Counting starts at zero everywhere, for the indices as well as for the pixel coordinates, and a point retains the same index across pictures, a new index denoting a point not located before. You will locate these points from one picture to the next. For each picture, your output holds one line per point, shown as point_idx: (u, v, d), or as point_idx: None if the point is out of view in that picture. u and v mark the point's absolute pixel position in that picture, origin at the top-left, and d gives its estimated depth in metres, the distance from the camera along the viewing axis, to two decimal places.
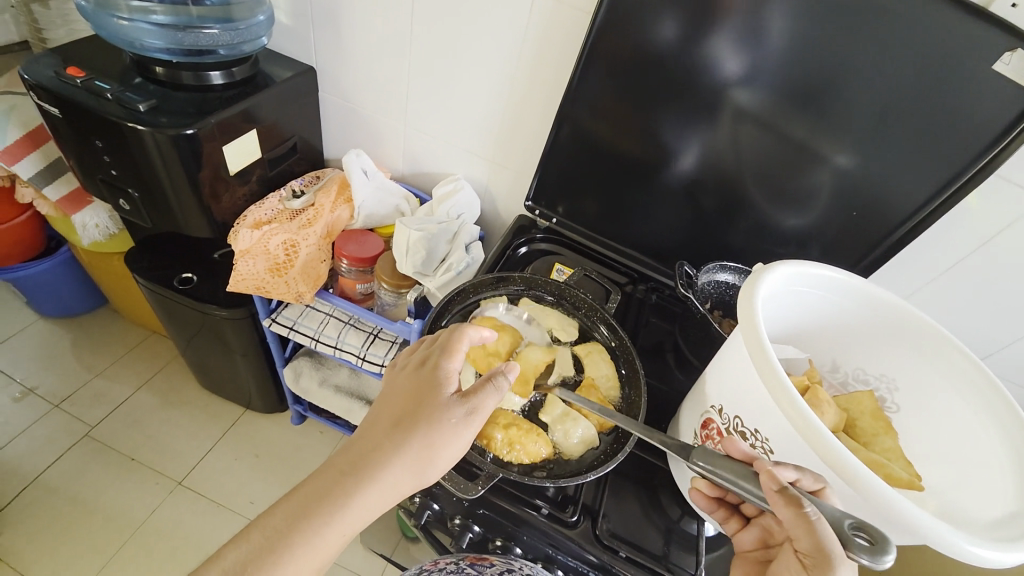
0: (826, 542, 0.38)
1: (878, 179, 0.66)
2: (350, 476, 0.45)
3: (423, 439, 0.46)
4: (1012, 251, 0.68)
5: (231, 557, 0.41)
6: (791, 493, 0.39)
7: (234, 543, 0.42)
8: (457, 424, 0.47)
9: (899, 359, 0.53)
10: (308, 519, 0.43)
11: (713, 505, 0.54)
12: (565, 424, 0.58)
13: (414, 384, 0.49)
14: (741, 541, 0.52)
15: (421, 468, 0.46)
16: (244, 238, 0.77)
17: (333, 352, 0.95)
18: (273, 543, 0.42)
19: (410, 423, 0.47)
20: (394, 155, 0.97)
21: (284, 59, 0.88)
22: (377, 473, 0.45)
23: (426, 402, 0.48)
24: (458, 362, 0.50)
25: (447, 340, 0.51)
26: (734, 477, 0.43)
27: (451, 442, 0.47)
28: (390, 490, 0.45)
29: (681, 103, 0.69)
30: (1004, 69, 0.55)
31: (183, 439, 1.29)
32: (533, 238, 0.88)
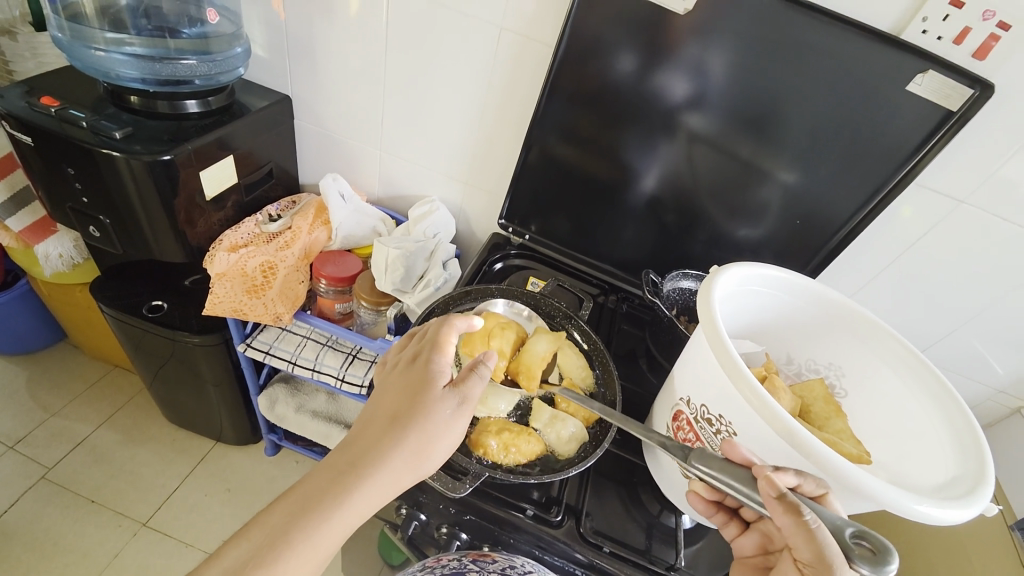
0: (826, 551, 0.40)
1: (817, 189, 0.73)
2: (350, 472, 0.45)
3: (419, 433, 0.47)
4: (935, 251, 0.76)
5: (231, 558, 0.41)
6: (790, 500, 0.41)
7: (232, 543, 0.42)
8: (451, 417, 0.48)
9: (844, 348, 0.58)
10: (308, 516, 0.43)
11: (712, 510, 0.54)
12: (555, 426, 0.60)
13: (408, 379, 0.50)
14: (741, 546, 0.53)
15: (419, 461, 0.47)
16: (221, 261, 0.77)
17: (311, 375, 0.94)
18: (273, 542, 0.42)
19: (406, 419, 0.47)
20: (370, 178, 1.00)
21: (260, 90, 0.91)
22: (375, 469, 0.45)
23: (420, 397, 0.48)
24: (447, 356, 0.52)
25: (436, 337, 0.53)
26: (733, 481, 0.44)
27: (447, 432, 0.48)
28: (389, 483, 0.46)
29: (640, 124, 0.75)
30: (917, 89, 0.63)
31: (149, 477, 1.23)
32: (508, 254, 0.92)
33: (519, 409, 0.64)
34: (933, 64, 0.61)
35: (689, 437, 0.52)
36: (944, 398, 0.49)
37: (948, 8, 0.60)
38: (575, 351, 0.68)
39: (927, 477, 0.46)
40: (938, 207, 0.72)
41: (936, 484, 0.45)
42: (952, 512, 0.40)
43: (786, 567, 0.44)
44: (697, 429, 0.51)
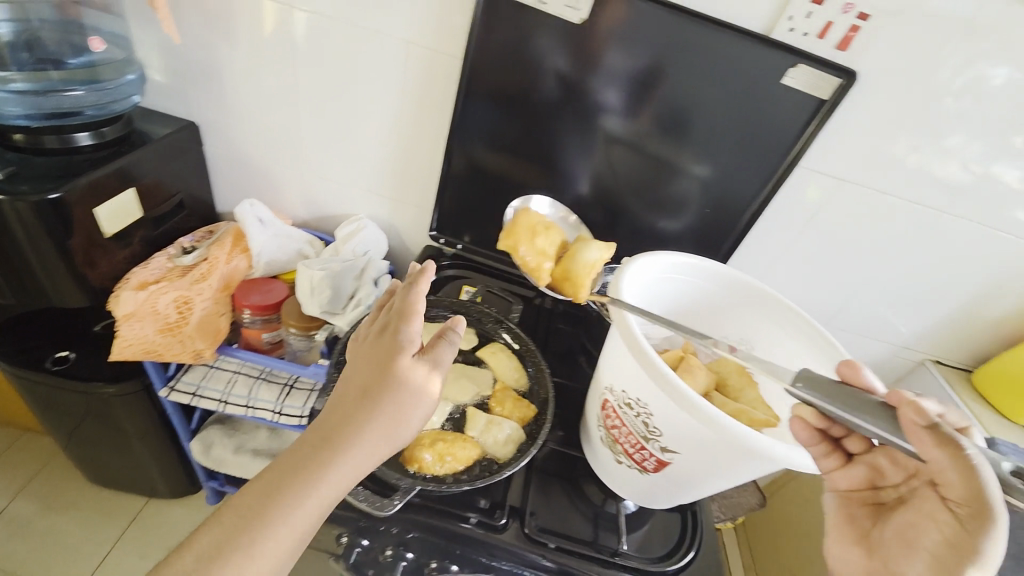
0: (985, 489, 0.35)
1: (721, 178, 0.79)
2: (322, 448, 0.43)
3: (392, 403, 0.45)
4: (828, 227, 0.84)
5: (202, 544, 0.39)
6: (943, 431, 0.37)
7: (206, 528, 0.40)
8: (425, 383, 0.47)
9: (751, 323, 0.63)
10: (281, 495, 0.41)
11: (816, 439, 0.48)
12: (490, 431, 0.61)
13: (377, 352, 0.48)
14: (837, 482, 0.49)
15: (395, 430, 0.46)
16: (127, 300, 0.72)
17: (245, 411, 0.90)
18: (246, 523, 0.40)
19: (378, 390, 0.45)
20: (293, 201, 0.97)
21: (162, 118, 0.86)
22: (351, 443, 0.44)
23: (389, 367, 0.47)
24: (417, 323, 0.49)
25: (403, 305, 0.50)
26: (873, 408, 0.41)
27: (418, 400, 0.46)
28: (364, 458, 0.44)
29: (553, 128, 0.78)
30: (792, 82, 0.69)
31: (74, 547, 1.12)
32: (441, 264, 0.92)
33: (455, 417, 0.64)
34: (801, 59, 0.67)
35: (617, 423, 0.53)
36: (835, 358, 0.54)
37: (810, 6, 0.65)
38: (507, 354, 0.70)
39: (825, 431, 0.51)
40: (825, 186, 0.80)
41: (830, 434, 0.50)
42: None
43: (925, 497, 0.41)
44: (622, 415, 0.52)
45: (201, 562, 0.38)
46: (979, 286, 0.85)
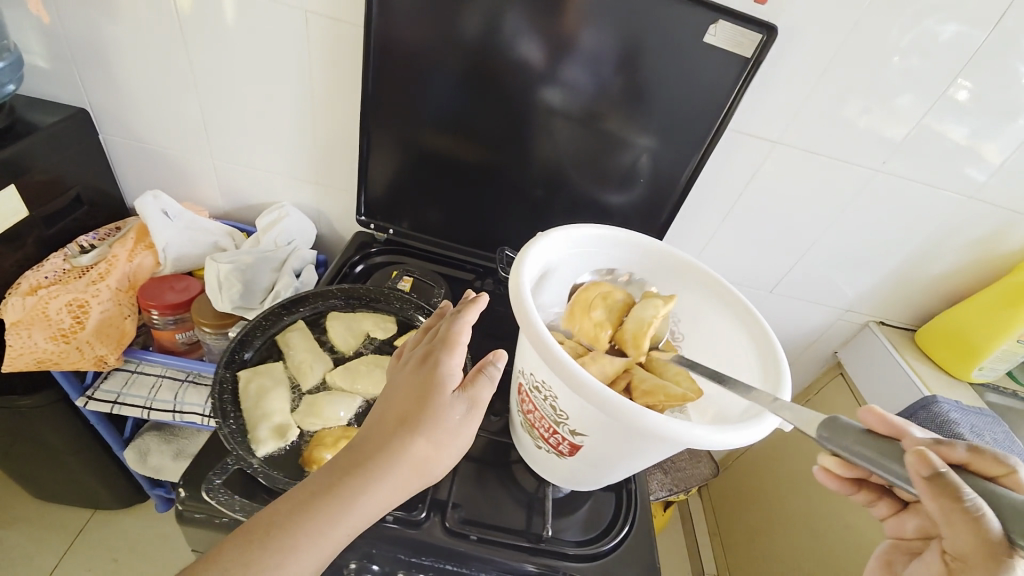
0: (985, 537, 0.32)
1: (656, 147, 0.75)
2: (352, 475, 0.41)
3: (428, 439, 0.43)
4: (764, 193, 0.82)
5: (217, 563, 0.36)
6: (945, 480, 0.33)
7: (220, 550, 0.37)
8: (459, 423, 0.45)
9: (675, 294, 0.60)
10: (309, 520, 0.39)
11: (854, 488, 0.49)
12: None
13: (416, 381, 0.46)
14: (900, 528, 0.48)
15: (426, 470, 0.43)
16: (13, 307, 0.66)
17: (173, 416, 0.85)
18: (267, 544, 0.37)
19: (417, 420, 0.43)
20: (209, 191, 0.91)
21: (48, 105, 0.78)
22: (381, 475, 0.41)
23: (428, 398, 0.44)
24: (460, 356, 0.47)
25: (447, 334, 0.47)
26: (874, 454, 0.36)
27: (453, 438, 0.44)
28: (393, 493, 0.42)
29: (473, 101, 0.73)
30: (714, 40, 0.65)
31: (12, 567, 1.06)
32: (369, 255, 0.88)
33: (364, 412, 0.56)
34: (721, 14, 0.63)
35: (530, 407, 0.50)
36: (753, 328, 0.52)
37: None
38: None
39: (735, 404, 0.49)
40: (759, 150, 0.77)
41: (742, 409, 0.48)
42: (742, 436, 0.42)
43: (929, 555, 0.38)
44: (533, 398, 0.49)
45: None
46: (914, 246, 0.86)
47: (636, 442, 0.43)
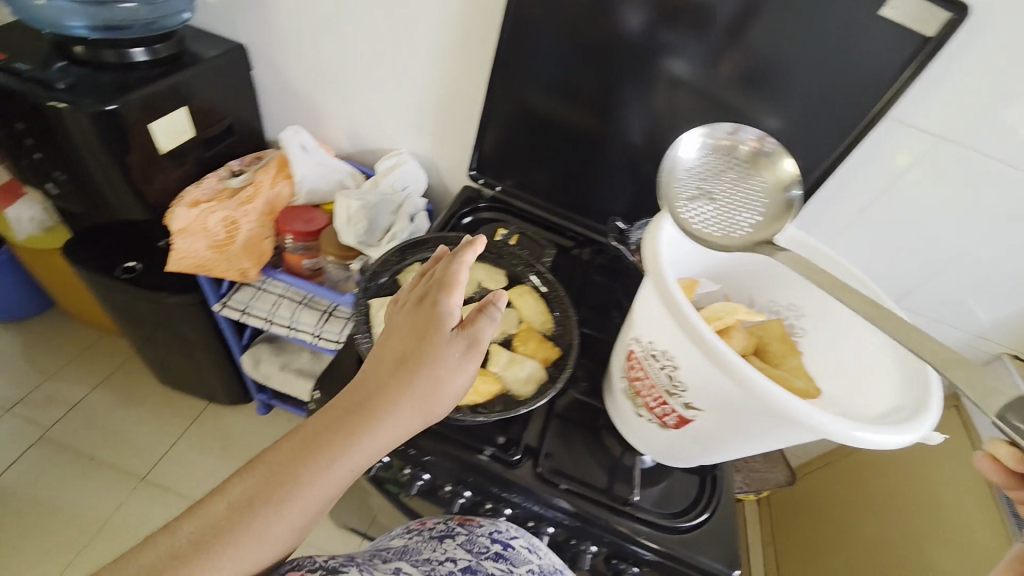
0: None
1: (792, 131, 0.70)
2: (356, 414, 0.44)
3: (425, 379, 0.46)
4: (912, 193, 0.73)
5: (238, 489, 0.41)
6: None
7: (238, 479, 0.42)
8: (458, 361, 0.47)
9: (803, 287, 0.57)
10: (317, 455, 0.42)
11: None
12: (511, 368, 0.61)
13: (414, 322, 0.48)
14: None
15: (428, 406, 0.46)
16: (181, 216, 0.76)
17: (288, 332, 0.96)
18: (283, 473, 0.42)
19: (415, 361, 0.46)
20: (337, 132, 0.97)
21: (211, 37, 0.86)
22: (382, 413, 0.44)
23: (426, 339, 0.47)
24: (458, 296, 0.49)
25: (444, 276, 0.49)
26: None
27: (455, 376, 0.47)
28: (399, 427, 0.45)
29: (604, 67, 0.71)
30: (891, 14, 0.58)
31: (146, 435, 1.27)
32: (478, 208, 0.89)
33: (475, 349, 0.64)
34: None
35: (640, 374, 0.51)
36: (895, 333, 0.49)
37: None
38: (534, 296, 0.68)
39: (874, 405, 0.47)
40: (917, 145, 0.69)
41: (880, 410, 0.46)
42: (883, 438, 0.41)
43: None
44: (646, 365, 0.50)
45: (241, 505, 0.40)
46: None
47: (766, 426, 0.43)
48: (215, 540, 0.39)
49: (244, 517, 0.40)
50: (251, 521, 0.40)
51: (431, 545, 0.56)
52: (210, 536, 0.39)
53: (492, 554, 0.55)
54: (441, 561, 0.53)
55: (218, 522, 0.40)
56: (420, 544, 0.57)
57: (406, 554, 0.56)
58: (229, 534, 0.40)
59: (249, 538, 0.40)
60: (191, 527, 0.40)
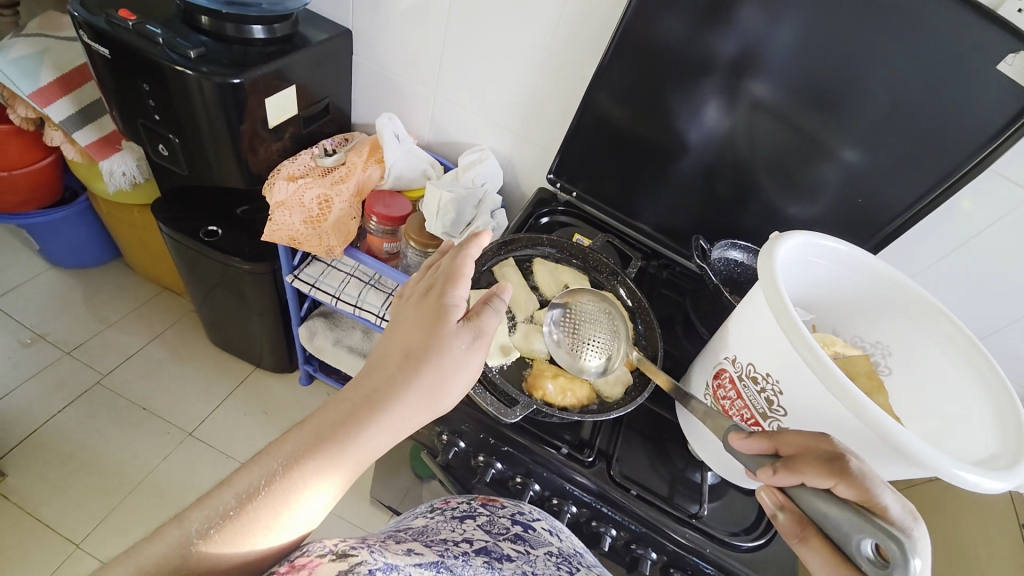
0: None
1: (875, 171, 0.69)
2: (367, 405, 0.46)
3: (434, 369, 0.48)
4: (1003, 246, 0.72)
5: (246, 479, 0.41)
6: None
7: (246, 469, 0.42)
8: (464, 353, 0.49)
9: (894, 325, 0.58)
10: (328, 444, 0.44)
11: None
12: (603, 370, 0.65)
13: (421, 314, 0.50)
14: None
15: (435, 396, 0.49)
16: (280, 189, 0.83)
17: (353, 310, 0.99)
18: (295, 463, 0.42)
19: (423, 352, 0.48)
20: (421, 123, 1.00)
21: (320, 21, 0.90)
22: (392, 403, 0.46)
23: (435, 330, 0.49)
24: (464, 289, 0.50)
25: (450, 269, 0.50)
26: None
27: (461, 368, 0.49)
28: (408, 415, 0.47)
29: (700, 90, 0.72)
30: (1007, 70, 0.58)
31: (192, 392, 1.31)
32: (555, 210, 0.92)
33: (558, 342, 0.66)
34: None
35: (729, 394, 0.54)
36: (994, 383, 0.49)
37: None
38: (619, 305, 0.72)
39: (968, 451, 0.48)
40: (1012, 199, 0.68)
41: (975, 458, 0.47)
42: (988, 481, 0.42)
43: None
44: (740, 387, 0.53)
45: (249, 496, 0.40)
46: None
47: (866, 454, 0.45)
48: (225, 533, 0.38)
49: (255, 507, 0.40)
50: (261, 511, 0.40)
51: (449, 526, 0.55)
52: (219, 528, 0.38)
53: (510, 536, 0.54)
54: (456, 539, 0.52)
55: (228, 514, 0.39)
56: (439, 524, 0.56)
57: (425, 532, 0.54)
58: (238, 527, 0.39)
59: (257, 530, 0.40)
60: (197, 522, 0.38)
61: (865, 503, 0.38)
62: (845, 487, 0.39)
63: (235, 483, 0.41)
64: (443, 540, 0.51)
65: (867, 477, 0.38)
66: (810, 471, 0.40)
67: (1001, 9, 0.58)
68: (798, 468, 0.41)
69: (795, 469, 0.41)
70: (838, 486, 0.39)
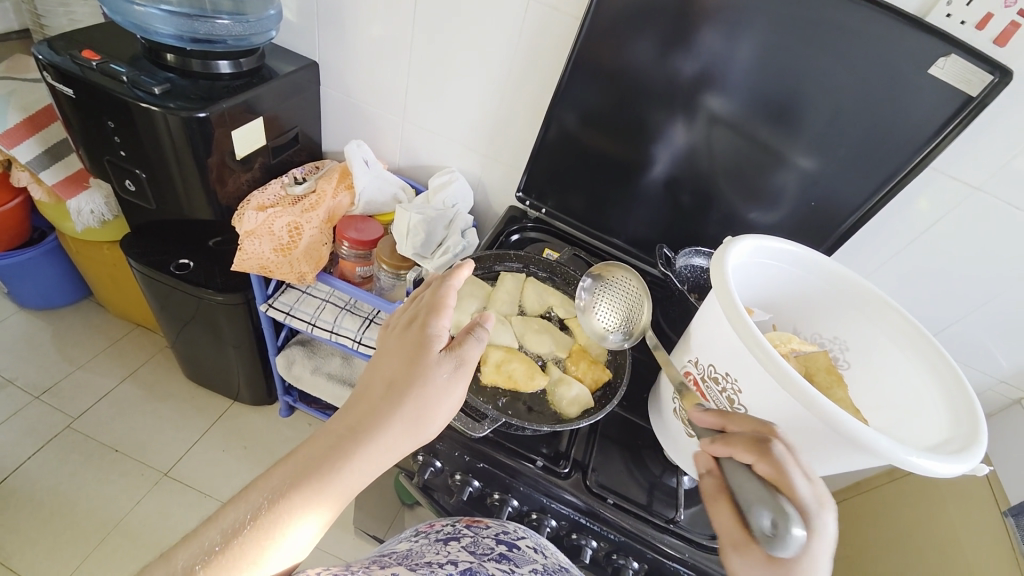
0: None
1: (826, 174, 0.73)
2: (350, 438, 0.46)
3: (418, 399, 0.47)
4: (951, 240, 0.75)
5: (230, 517, 0.41)
6: None
7: (232, 505, 0.42)
8: (447, 381, 0.49)
9: (848, 320, 0.60)
10: (311, 479, 0.43)
11: None
12: (561, 386, 0.65)
13: (404, 345, 0.49)
14: None
15: (419, 426, 0.48)
16: (250, 220, 0.84)
17: (329, 336, 0.98)
18: (278, 500, 0.42)
19: (406, 383, 0.47)
20: (391, 148, 1.02)
21: (287, 54, 0.93)
22: (375, 435, 0.46)
23: (417, 360, 0.48)
24: (447, 318, 0.50)
25: (434, 299, 0.51)
26: None
27: (445, 397, 0.49)
28: (392, 447, 0.47)
29: (658, 106, 0.75)
30: (939, 73, 0.62)
31: (168, 430, 1.28)
32: (525, 227, 0.93)
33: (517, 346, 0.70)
34: (955, 47, 0.60)
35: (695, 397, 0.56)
36: (944, 371, 0.51)
37: None
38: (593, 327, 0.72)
39: (925, 437, 0.50)
40: (954, 196, 0.72)
41: (931, 444, 0.48)
42: (945, 466, 0.43)
43: None
44: (703, 388, 0.55)
45: (233, 535, 0.40)
46: None
47: (828, 447, 0.47)
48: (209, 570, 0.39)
49: (237, 545, 0.40)
50: (247, 547, 0.40)
51: (433, 549, 0.54)
52: (205, 566, 0.39)
53: (495, 556, 0.54)
54: (440, 562, 0.51)
55: (212, 551, 0.40)
56: (423, 547, 0.55)
57: (409, 556, 0.53)
58: (223, 564, 0.39)
59: (240, 566, 0.40)
60: (183, 559, 0.39)
61: (777, 483, 0.41)
62: (763, 466, 0.42)
63: (221, 519, 0.41)
64: (426, 564, 0.51)
65: (784, 460, 0.41)
66: (740, 446, 0.44)
67: (929, 16, 0.62)
68: (732, 441, 0.45)
69: (727, 442, 0.45)
70: (757, 463, 0.43)
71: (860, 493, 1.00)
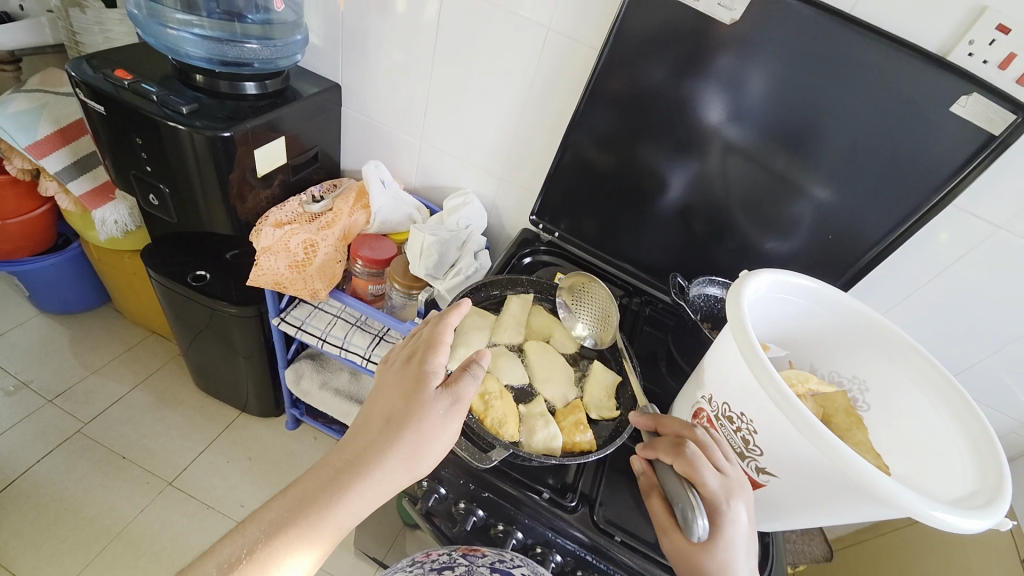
0: None
1: (843, 206, 0.72)
2: (346, 472, 0.45)
3: (414, 436, 0.47)
4: (974, 277, 0.73)
5: (226, 550, 0.41)
6: None
7: (228, 539, 0.42)
8: (443, 417, 0.48)
9: (869, 361, 0.59)
10: (307, 514, 0.43)
11: None
12: (534, 423, 0.63)
13: (402, 381, 0.49)
14: None
15: (414, 462, 0.47)
16: (267, 236, 0.85)
17: (339, 352, 0.99)
18: (273, 534, 0.42)
19: (402, 419, 0.47)
20: (407, 167, 1.04)
21: (311, 76, 0.96)
22: (371, 470, 0.45)
23: (414, 396, 0.48)
24: (444, 355, 0.51)
25: (431, 336, 0.51)
26: None
27: (440, 433, 0.48)
28: (387, 482, 0.46)
29: (673, 135, 0.76)
30: (961, 110, 0.61)
31: (175, 439, 1.28)
32: (537, 249, 0.93)
33: (528, 388, 0.69)
34: (978, 86, 0.59)
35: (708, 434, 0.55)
36: (969, 419, 0.49)
37: (994, 32, 0.59)
38: (604, 369, 0.71)
39: (946, 489, 0.47)
40: (976, 232, 0.70)
41: (952, 497, 0.46)
42: (966, 521, 0.41)
43: None
44: (717, 426, 0.54)
45: (228, 571, 0.40)
46: None
47: (846, 496, 0.45)
48: None
49: None
50: None
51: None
52: None
53: None
54: None
55: None
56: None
57: None
58: None
59: None
60: None
61: (691, 477, 0.48)
62: (679, 464, 0.49)
63: (217, 553, 0.41)
64: None
65: (694, 458, 0.48)
66: (661, 448, 0.51)
67: (950, 54, 0.62)
68: (655, 445, 0.52)
69: (652, 445, 0.52)
70: (675, 462, 0.50)
71: (876, 534, 0.96)
